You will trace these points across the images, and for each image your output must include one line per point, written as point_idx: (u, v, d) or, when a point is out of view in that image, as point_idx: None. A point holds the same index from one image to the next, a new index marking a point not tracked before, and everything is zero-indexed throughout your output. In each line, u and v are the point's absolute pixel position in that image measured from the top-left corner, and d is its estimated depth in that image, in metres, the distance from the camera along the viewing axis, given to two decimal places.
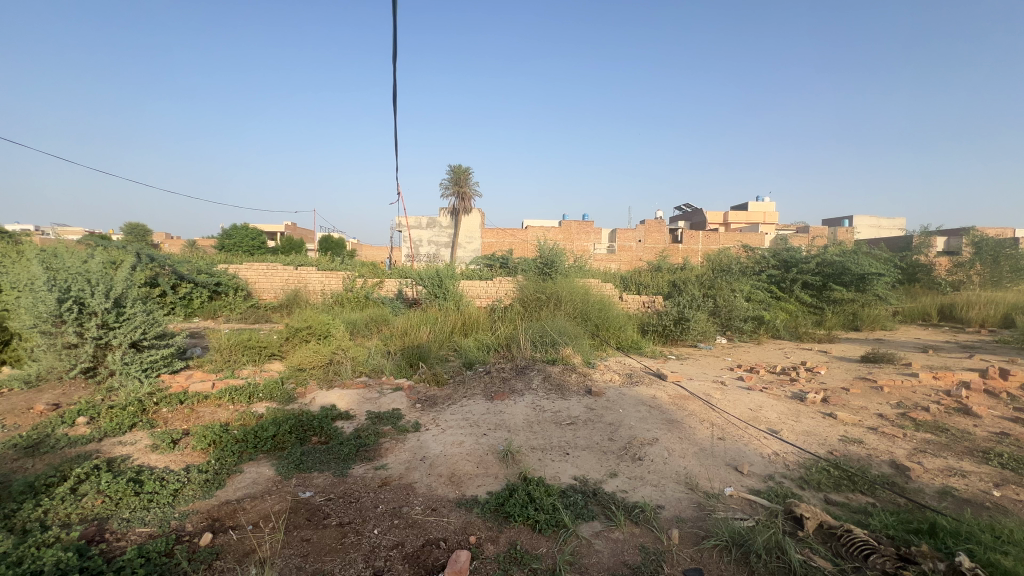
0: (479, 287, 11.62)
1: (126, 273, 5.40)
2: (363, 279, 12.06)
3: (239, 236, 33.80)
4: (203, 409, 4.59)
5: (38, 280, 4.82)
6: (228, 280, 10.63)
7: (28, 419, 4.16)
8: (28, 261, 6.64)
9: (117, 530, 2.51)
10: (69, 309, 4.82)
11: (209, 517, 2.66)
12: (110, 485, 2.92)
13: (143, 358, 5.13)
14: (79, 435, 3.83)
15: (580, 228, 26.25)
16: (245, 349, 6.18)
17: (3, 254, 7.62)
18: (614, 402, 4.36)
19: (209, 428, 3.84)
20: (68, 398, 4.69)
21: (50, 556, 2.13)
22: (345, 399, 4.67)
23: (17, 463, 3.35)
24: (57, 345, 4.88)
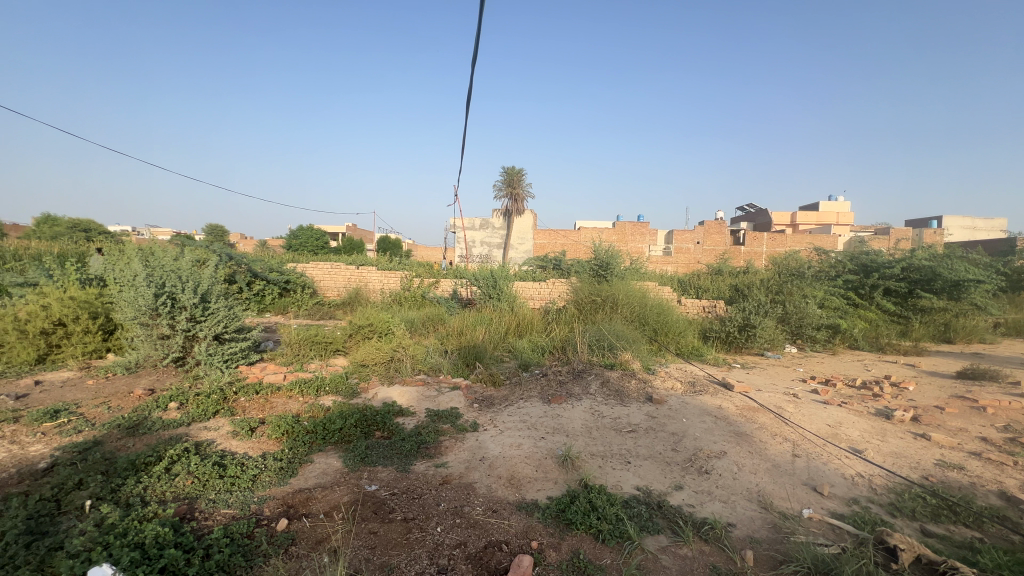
0: (533, 289, 11.62)
1: (211, 271, 5.86)
2: (419, 279, 12.41)
3: (306, 236, 35.92)
4: (276, 399, 4.88)
5: (139, 276, 5.34)
6: (297, 279, 11.30)
7: (128, 401, 4.62)
8: (128, 259, 7.37)
9: (205, 510, 2.71)
10: (163, 303, 5.31)
11: (285, 503, 2.81)
12: (198, 467, 3.16)
13: (224, 349, 5.54)
14: (170, 419, 4.18)
15: (634, 229, 25.65)
16: (312, 343, 6.52)
17: (108, 252, 8.53)
18: (677, 411, 4.19)
19: (282, 418, 4.07)
20: (161, 383, 5.15)
21: (151, 530, 2.33)
22: (405, 396, 4.80)
23: (120, 441, 3.70)
24: (153, 336, 5.39)
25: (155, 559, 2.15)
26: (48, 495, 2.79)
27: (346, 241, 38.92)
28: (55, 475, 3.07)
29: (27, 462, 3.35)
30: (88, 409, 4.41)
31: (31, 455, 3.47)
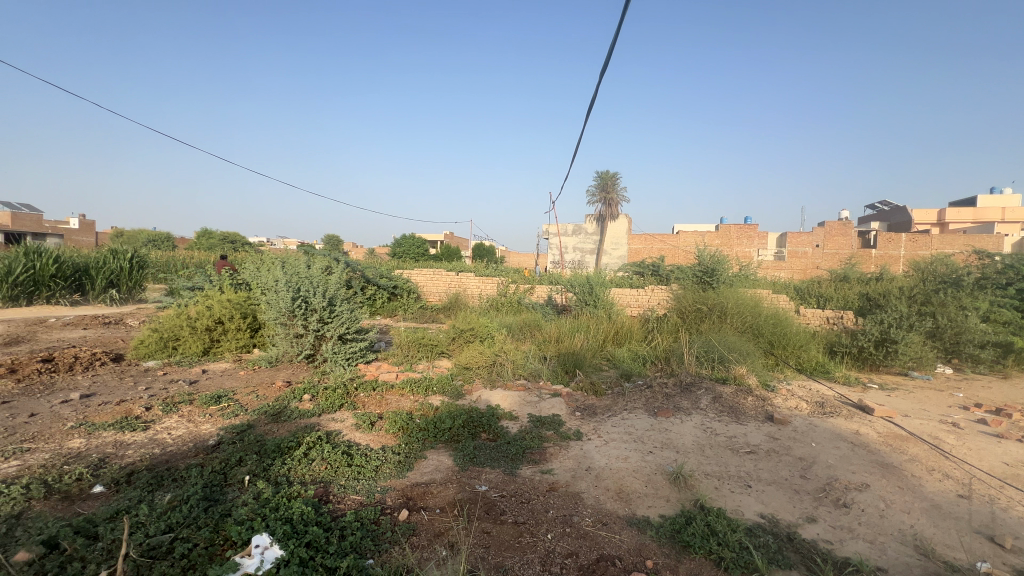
0: (630, 296, 11.27)
1: (336, 277, 6.51)
2: (515, 286, 12.67)
3: (409, 245, 38.61)
4: (390, 396, 5.27)
5: (280, 282, 6.10)
6: (403, 284, 12.16)
7: (272, 391, 5.29)
8: (269, 267, 8.47)
9: (338, 494, 3.00)
10: (298, 306, 6.02)
11: (405, 495, 3.01)
12: (331, 454, 3.52)
13: (346, 348, 6.13)
14: (305, 409, 4.70)
15: (741, 232, 23.78)
16: (420, 345, 6.95)
17: (252, 261, 9.89)
18: (804, 434, 3.78)
19: (397, 415, 4.38)
20: (296, 376, 5.83)
21: (297, 508, 2.64)
22: (508, 400, 4.91)
23: (267, 426, 4.25)
24: (290, 335, 6.13)
25: (302, 534, 2.43)
26: (217, 468, 3.29)
27: (444, 249, 41.16)
28: (221, 452, 3.61)
29: (200, 438, 3.98)
30: (241, 396, 5.12)
31: (202, 433, 4.11)
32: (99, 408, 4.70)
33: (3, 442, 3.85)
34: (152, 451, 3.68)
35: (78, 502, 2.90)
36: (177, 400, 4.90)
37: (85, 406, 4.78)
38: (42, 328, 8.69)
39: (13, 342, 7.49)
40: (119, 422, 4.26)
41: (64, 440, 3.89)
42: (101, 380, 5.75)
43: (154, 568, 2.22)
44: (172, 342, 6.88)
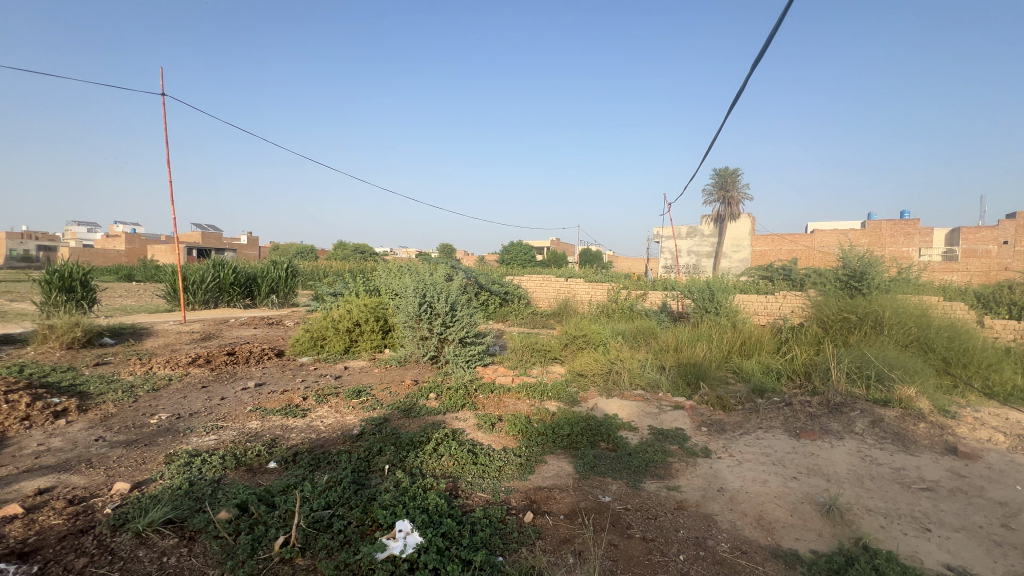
0: (758, 302, 10.27)
1: (457, 284, 6.92)
2: (627, 291, 12.31)
3: (516, 252, 39.86)
4: (507, 399, 5.42)
5: (409, 289, 6.66)
6: (514, 290, 12.52)
7: (402, 388, 5.78)
8: (397, 275, 9.29)
9: (466, 489, 3.17)
10: (425, 310, 6.51)
11: (528, 497, 3.08)
12: (458, 451, 3.73)
13: (466, 351, 6.47)
14: (432, 407, 5.04)
15: (895, 229, 20.42)
16: (533, 351, 7.07)
17: (382, 269, 10.91)
18: (1003, 473, 3.10)
19: (517, 418, 4.50)
20: (422, 376, 6.30)
21: (432, 499, 2.84)
22: (626, 409, 4.76)
23: (401, 421, 4.64)
24: (417, 337, 6.64)
25: (438, 524, 2.61)
26: (362, 456, 3.68)
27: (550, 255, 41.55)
28: (364, 441, 4.03)
29: (346, 427, 4.48)
30: (377, 391, 5.68)
31: (348, 423, 4.63)
32: (268, 396, 5.54)
33: (204, 420, 4.72)
34: (310, 436, 4.23)
35: (258, 474, 3.45)
36: (327, 393, 5.59)
37: (258, 394, 5.68)
38: (225, 326, 10.52)
39: (206, 337, 9.20)
40: (285, 408, 4.99)
41: (245, 421, 4.65)
42: (268, 372, 6.78)
43: (319, 540, 2.55)
44: (320, 341, 7.87)
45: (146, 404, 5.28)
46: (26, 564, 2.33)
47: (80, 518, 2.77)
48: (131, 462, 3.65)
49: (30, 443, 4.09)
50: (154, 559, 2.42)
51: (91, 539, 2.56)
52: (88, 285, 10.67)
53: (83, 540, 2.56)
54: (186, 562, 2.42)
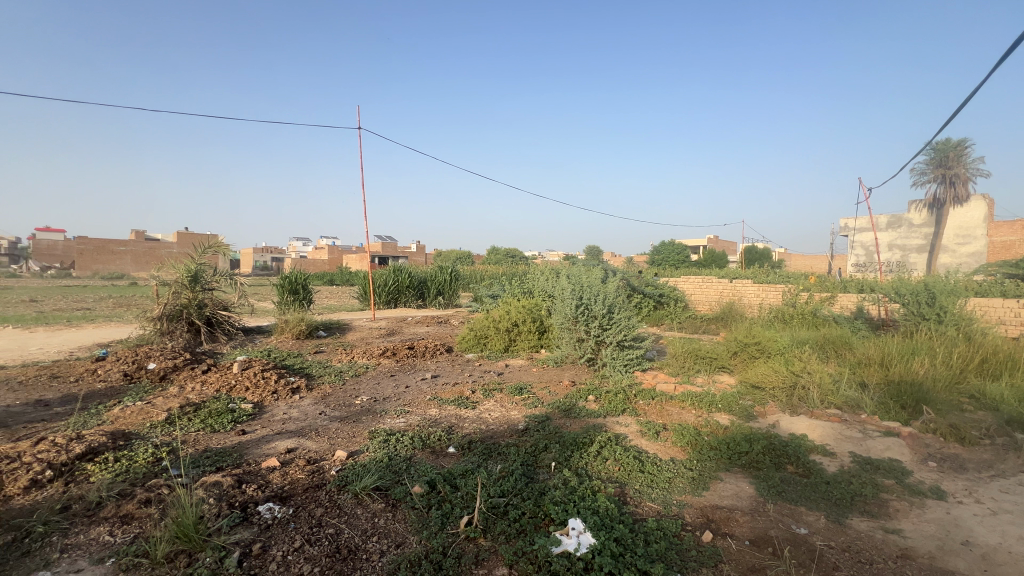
0: (1002, 308, 7.99)
1: (614, 287, 6.80)
2: (807, 294, 10.70)
3: (668, 251, 37.94)
4: (670, 407, 5.11)
5: (567, 291, 6.77)
6: (670, 292, 11.83)
7: (560, 389, 5.89)
8: (552, 278, 9.53)
9: (635, 497, 3.08)
10: (581, 312, 6.54)
11: (705, 515, 2.86)
12: (622, 456, 3.65)
13: (624, 355, 6.30)
14: (592, 409, 5.02)
15: None
16: (697, 358, 6.56)
17: (536, 271, 11.30)
18: None
19: (684, 428, 4.21)
20: (579, 378, 6.34)
21: (602, 503, 2.84)
22: (817, 430, 4.12)
23: (562, 420, 4.72)
24: (574, 339, 6.70)
25: (610, 528, 2.61)
26: (529, 450, 3.84)
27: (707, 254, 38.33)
28: (530, 436, 4.21)
29: (512, 421, 4.74)
30: (538, 390, 5.90)
31: (513, 418, 4.90)
32: (443, 387, 6.18)
33: (394, 405, 5.47)
34: (481, 427, 4.59)
35: (441, 457, 3.86)
36: (492, 388, 6.00)
37: (434, 385, 6.36)
38: (404, 323, 12.08)
39: (391, 333, 10.67)
40: (457, 400, 5.49)
41: (426, 408, 5.25)
42: (441, 366, 7.55)
43: (498, 524, 2.74)
44: (483, 339, 8.48)
45: (351, 387, 6.33)
46: (284, 506, 2.98)
47: (315, 475, 3.44)
48: (346, 435, 4.41)
49: (278, 411, 5.24)
50: (368, 518, 2.88)
51: (325, 494, 3.16)
52: (307, 288, 13.29)
53: (320, 493, 3.17)
54: (392, 525, 2.82)
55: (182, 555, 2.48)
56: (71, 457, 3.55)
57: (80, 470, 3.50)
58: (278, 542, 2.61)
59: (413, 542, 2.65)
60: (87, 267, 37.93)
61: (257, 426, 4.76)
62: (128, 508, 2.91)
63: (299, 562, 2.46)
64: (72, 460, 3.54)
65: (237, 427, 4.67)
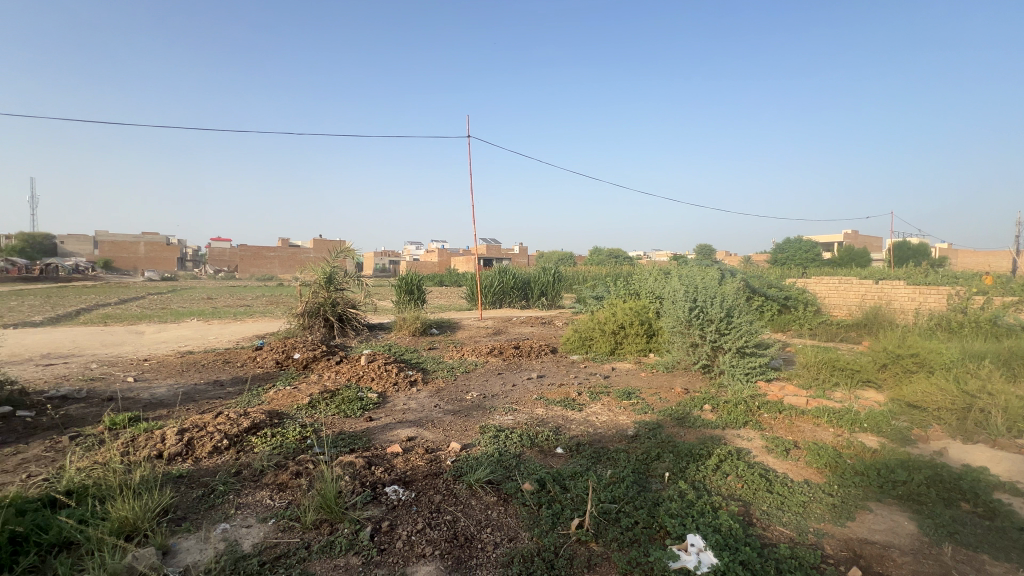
0: None
1: (733, 289, 6.29)
2: (983, 297, 8.87)
3: (793, 249, 34.18)
4: (802, 423, 4.56)
5: (680, 293, 6.43)
6: (798, 295, 10.62)
7: (672, 396, 5.60)
8: (661, 279, 9.09)
9: (763, 519, 2.82)
10: (695, 315, 6.16)
11: (850, 549, 2.52)
12: (746, 473, 3.35)
13: (745, 363, 5.74)
14: (708, 419, 4.67)
15: None
16: (834, 369, 5.79)
17: (644, 271, 10.86)
18: None
19: (821, 447, 3.74)
20: (693, 385, 5.95)
21: (725, 521, 2.65)
22: (1003, 464, 3.39)
23: (675, 428, 4.47)
24: (687, 344, 6.33)
25: (735, 549, 2.42)
26: (640, 458, 3.70)
27: (843, 252, 33.65)
28: (641, 444, 4.05)
29: (620, 426, 4.61)
30: (647, 395, 5.67)
31: (621, 423, 4.76)
32: (549, 388, 6.23)
33: (502, 402, 5.64)
34: (588, 430, 4.53)
35: (549, 457, 3.88)
36: (599, 391, 5.90)
37: (540, 385, 6.43)
38: (509, 323, 12.40)
39: (497, 332, 11.03)
40: (564, 401, 5.49)
41: (533, 408, 5.33)
42: (546, 366, 7.61)
43: (610, 531, 2.69)
44: (588, 341, 8.36)
45: (462, 383, 6.67)
46: (407, 490, 3.23)
47: (433, 464, 3.68)
48: (459, 428, 4.64)
49: (398, 402, 5.71)
50: (482, 509, 3.00)
51: (442, 482, 3.36)
52: (422, 289, 14.30)
53: (438, 481, 3.38)
54: (504, 519, 2.91)
55: (325, 523, 2.81)
56: (240, 430, 4.23)
57: (246, 441, 4.15)
58: (403, 523, 2.83)
59: (525, 538, 2.71)
60: (248, 271, 44.99)
61: (381, 414, 5.23)
62: (283, 478, 3.38)
63: (421, 543, 2.65)
64: (242, 433, 4.22)
65: (365, 414, 5.18)
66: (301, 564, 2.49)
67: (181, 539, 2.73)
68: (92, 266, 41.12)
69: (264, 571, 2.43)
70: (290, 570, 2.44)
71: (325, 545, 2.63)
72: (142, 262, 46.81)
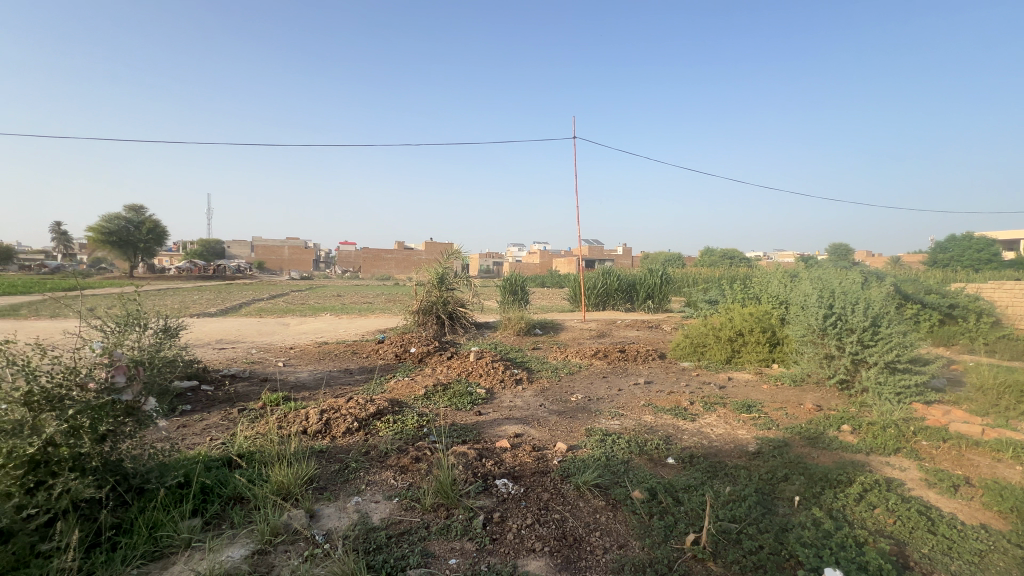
0: None
1: (881, 294, 5.47)
2: None
3: (960, 247, 28.72)
4: (975, 457, 3.80)
5: (812, 298, 5.79)
6: (968, 303, 8.89)
7: (801, 412, 5.04)
8: (788, 282, 8.23)
9: (922, 563, 2.43)
10: (832, 324, 5.48)
11: None
12: (899, 507, 2.89)
13: (896, 380, 4.90)
14: (848, 442, 4.12)
15: None
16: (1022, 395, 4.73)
17: (767, 273, 9.91)
18: None
19: (1004, 486, 3.09)
20: (827, 402, 5.27)
21: (873, 559, 2.33)
22: None
23: (806, 449, 4.02)
24: (820, 355, 5.65)
25: None
26: (764, 478, 3.39)
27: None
28: (764, 462, 3.71)
29: (740, 441, 4.26)
30: (770, 409, 5.16)
31: (740, 437, 4.40)
32: (657, 394, 5.97)
33: (608, 406, 5.54)
34: (702, 442, 4.26)
35: (659, 466, 3.73)
36: (714, 401, 5.52)
37: (648, 391, 6.21)
38: (613, 326, 12.10)
39: (601, 335, 10.86)
40: (674, 410, 5.22)
41: (640, 414, 5.16)
42: (654, 371, 7.32)
43: (730, 551, 2.51)
44: (700, 347, 7.85)
45: (566, 384, 6.68)
46: (516, 484, 3.33)
47: (540, 462, 3.75)
48: (565, 429, 4.66)
49: (505, 398, 5.91)
50: (590, 512, 2.98)
51: (550, 481, 3.40)
52: (526, 289, 14.61)
53: (545, 479, 3.43)
54: (613, 525, 2.86)
55: (442, 507, 3.01)
56: (368, 414, 4.71)
57: (373, 425, 4.60)
58: (513, 516, 2.92)
59: (635, 547, 2.64)
60: (370, 271, 49.66)
61: (489, 409, 5.46)
62: (405, 461, 3.68)
63: (531, 538, 2.71)
64: (369, 417, 4.69)
65: (475, 408, 5.44)
66: (422, 541, 2.70)
67: (324, 506, 3.11)
68: (249, 267, 48.64)
69: (391, 544, 2.68)
70: (413, 546, 2.66)
71: (443, 527, 2.82)
72: (287, 263, 54.19)
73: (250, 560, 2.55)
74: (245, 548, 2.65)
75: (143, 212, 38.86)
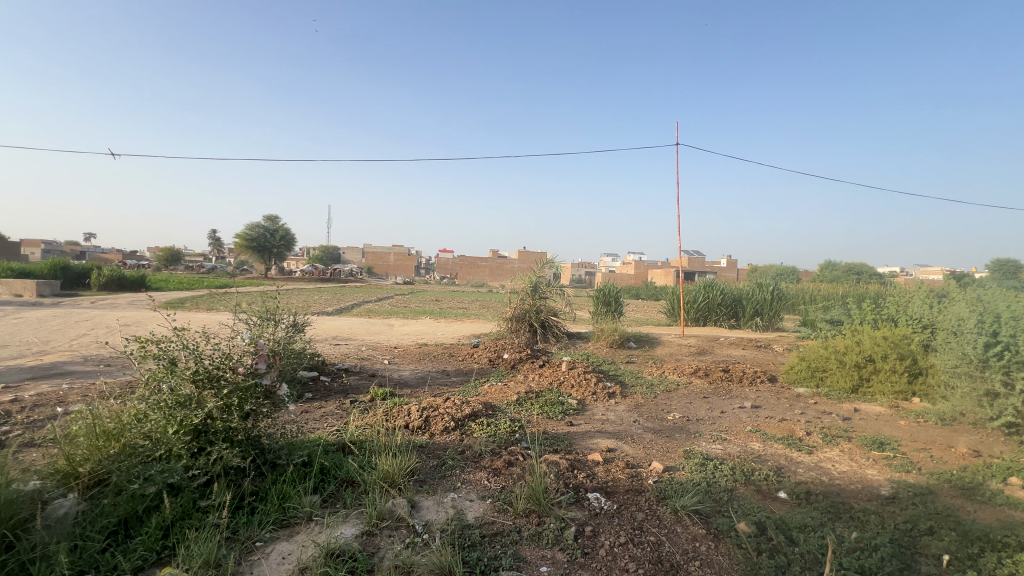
0: None
1: None
2: None
3: None
4: None
5: (968, 323, 4.96)
6: None
7: (951, 457, 4.27)
8: (935, 302, 7.07)
9: None
10: (996, 354, 4.63)
11: None
12: None
13: None
14: (1018, 498, 3.41)
15: None
16: None
17: (907, 291, 8.62)
18: None
19: None
20: (988, 448, 4.41)
21: None
22: None
23: (959, 501, 3.40)
24: (978, 391, 4.78)
25: None
26: (902, 527, 2.94)
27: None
28: (901, 509, 3.21)
29: (869, 483, 3.73)
30: (909, 450, 4.46)
31: (870, 478, 3.85)
32: (766, 421, 5.46)
33: (709, 428, 5.19)
34: (822, 478, 3.81)
35: (769, 499, 3.40)
36: (836, 434, 4.91)
37: (755, 416, 5.71)
38: (716, 344, 11.31)
39: (701, 352, 10.21)
40: (787, 439, 4.74)
41: (746, 441, 4.75)
42: (762, 395, 6.71)
43: None
44: (819, 372, 7.02)
45: (662, 401, 6.38)
46: (609, 500, 3.25)
47: (634, 480, 3.61)
48: (661, 449, 4.45)
49: (597, 411, 5.81)
50: (689, 539, 2.81)
51: (645, 501, 3.27)
52: (620, 301, 14.25)
53: (640, 498, 3.31)
54: (714, 556, 2.67)
55: (534, 514, 3.04)
56: (464, 415, 4.91)
57: (468, 425, 4.79)
58: (606, 532, 2.86)
59: None
60: (467, 277, 52.09)
61: (581, 421, 5.40)
62: (498, 464, 3.78)
63: (624, 557, 2.63)
64: (465, 418, 4.89)
65: (566, 419, 5.42)
66: (514, 545, 2.75)
67: (424, 497, 3.30)
68: (361, 271, 53.46)
69: (484, 543, 2.77)
70: (506, 548, 2.72)
71: (535, 533, 2.84)
72: (392, 268, 58.62)
73: (360, 539, 2.78)
74: (356, 527, 2.90)
75: (279, 222, 44.62)
